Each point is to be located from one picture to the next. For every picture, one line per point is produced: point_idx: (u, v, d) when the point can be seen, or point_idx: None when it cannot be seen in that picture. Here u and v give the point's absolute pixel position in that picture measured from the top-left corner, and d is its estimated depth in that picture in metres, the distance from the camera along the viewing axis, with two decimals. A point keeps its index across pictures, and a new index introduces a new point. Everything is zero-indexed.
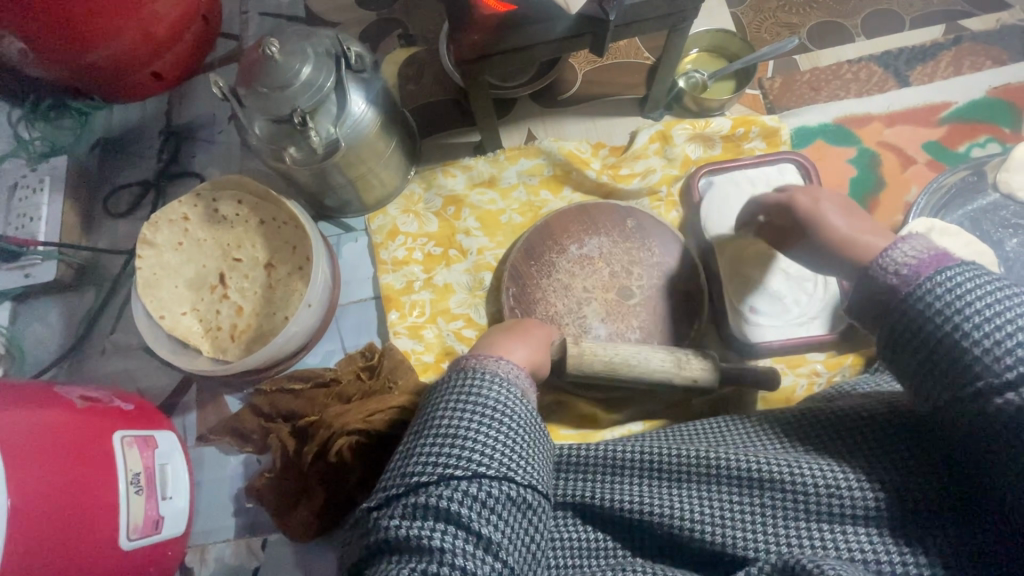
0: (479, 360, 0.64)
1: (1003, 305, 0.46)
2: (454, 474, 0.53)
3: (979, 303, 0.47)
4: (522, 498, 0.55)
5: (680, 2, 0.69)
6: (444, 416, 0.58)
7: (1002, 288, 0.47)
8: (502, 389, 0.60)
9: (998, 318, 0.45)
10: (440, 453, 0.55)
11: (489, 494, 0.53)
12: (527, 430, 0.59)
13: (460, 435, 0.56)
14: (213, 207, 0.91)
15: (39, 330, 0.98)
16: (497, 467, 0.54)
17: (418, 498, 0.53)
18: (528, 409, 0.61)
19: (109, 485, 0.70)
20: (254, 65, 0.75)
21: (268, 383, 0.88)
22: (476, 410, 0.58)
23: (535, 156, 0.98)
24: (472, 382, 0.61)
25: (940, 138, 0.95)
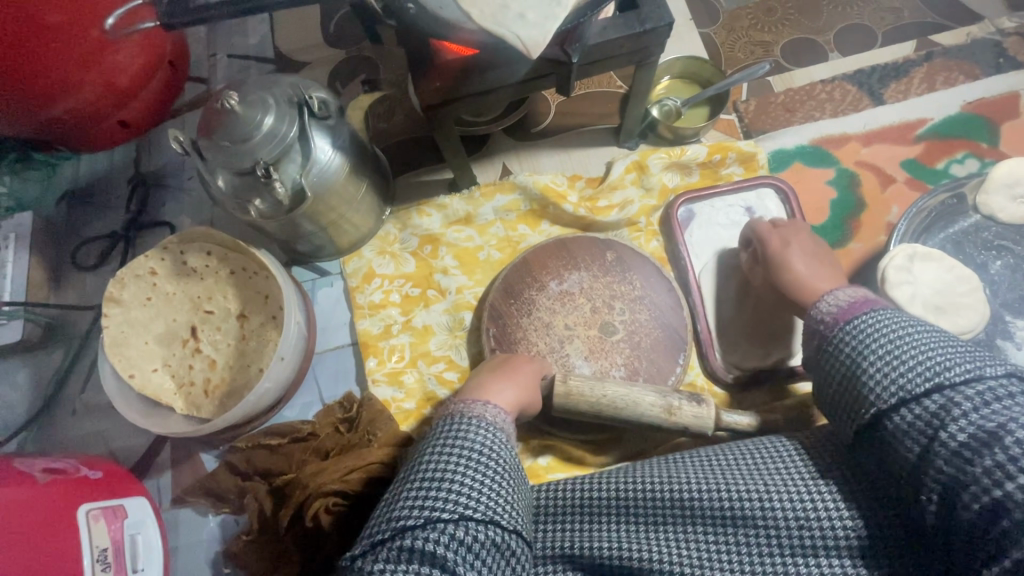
0: (463, 403, 0.62)
1: (894, 344, 0.54)
2: (443, 515, 0.50)
3: (875, 344, 0.55)
4: (508, 544, 0.52)
5: (645, 39, 0.68)
6: (429, 458, 0.56)
7: (898, 329, 0.55)
8: (488, 433, 0.58)
9: (889, 354, 0.54)
10: (427, 495, 0.52)
11: (477, 538, 0.50)
12: (513, 475, 0.56)
13: (447, 477, 0.53)
14: (181, 259, 0.89)
15: (4, 393, 0.94)
16: (485, 509, 0.51)
17: (404, 542, 0.49)
18: (513, 455, 0.58)
19: (75, 566, 0.66)
20: (214, 117, 0.73)
21: (244, 439, 0.85)
22: (464, 454, 0.55)
23: (511, 191, 0.96)
24: (459, 427, 0.58)
25: (918, 156, 0.94)
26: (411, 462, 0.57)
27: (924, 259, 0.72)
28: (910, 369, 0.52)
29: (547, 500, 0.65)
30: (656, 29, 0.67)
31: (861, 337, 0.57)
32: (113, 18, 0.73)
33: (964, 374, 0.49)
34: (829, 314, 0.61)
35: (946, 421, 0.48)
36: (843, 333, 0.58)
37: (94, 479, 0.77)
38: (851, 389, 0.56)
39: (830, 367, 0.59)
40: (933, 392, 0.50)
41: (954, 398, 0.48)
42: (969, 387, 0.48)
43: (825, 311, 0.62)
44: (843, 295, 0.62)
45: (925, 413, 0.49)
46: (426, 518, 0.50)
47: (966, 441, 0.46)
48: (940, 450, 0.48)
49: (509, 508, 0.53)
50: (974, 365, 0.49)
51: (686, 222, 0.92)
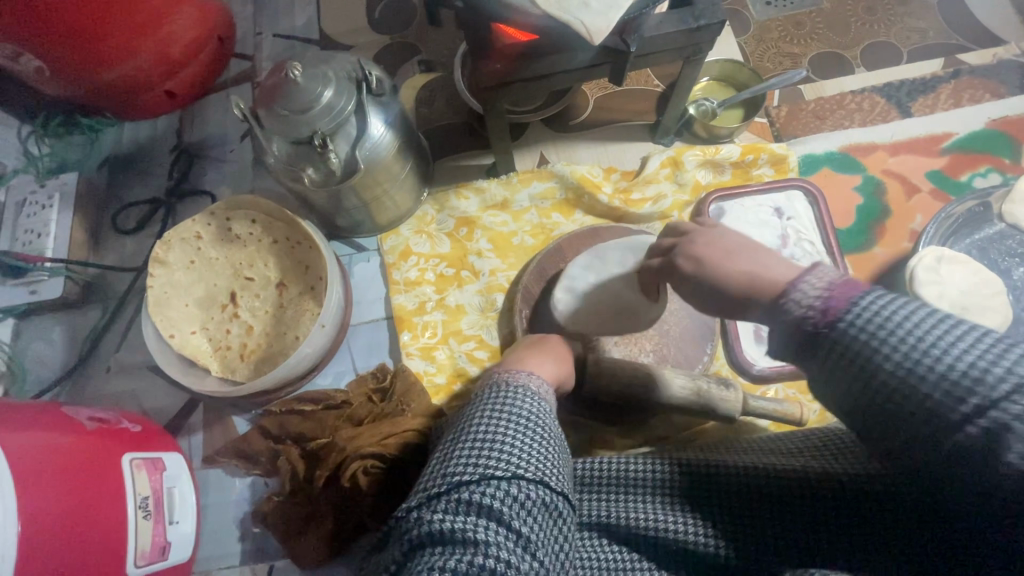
0: (508, 373, 0.65)
1: (934, 331, 0.40)
2: (497, 472, 0.52)
3: (907, 328, 0.41)
4: (556, 504, 0.53)
5: (697, 36, 0.71)
6: (478, 420, 0.57)
7: (932, 313, 0.41)
8: (534, 401, 0.60)
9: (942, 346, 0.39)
10: (479, 453, 0.53)
11: (530, 496, 0.51)
12: (558, 442, 0.58)
13: (499, 439, 0.55)
14: (226, 226, 0.91)
15: (41, 348, 0.97)
16: (535, 469, 0.53)
17: (459, 495, 0.51)
18: (557, 424, 0.60)
19: (119, 511, 0.68)
20: (276, 87, 0.76)
21: (277, 404, 0.87)
22: (511, 420, 0.57)
23: (547, 179, 0.99)
24: (505, 395, 0.60)
25: (943, 167, 0.98)
26: (458, 424, 0.59)
27: (951, 262, 0.75)
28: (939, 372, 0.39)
29: (586, 471, 0.66)
30: (709, 26, 0.70)
31: (871, 323, 0.42)
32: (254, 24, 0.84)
33: None
34: (818, 303, 0.44)
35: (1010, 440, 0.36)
36: (849, 322, 0.42)
37: (134, 431, 0.78)
38: (877, 404, 0.42)
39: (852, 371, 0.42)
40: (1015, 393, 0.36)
41: None
42: None
43: (806, 307, 0.44)
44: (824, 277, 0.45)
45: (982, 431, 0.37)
46: (480, 474, 0.51)
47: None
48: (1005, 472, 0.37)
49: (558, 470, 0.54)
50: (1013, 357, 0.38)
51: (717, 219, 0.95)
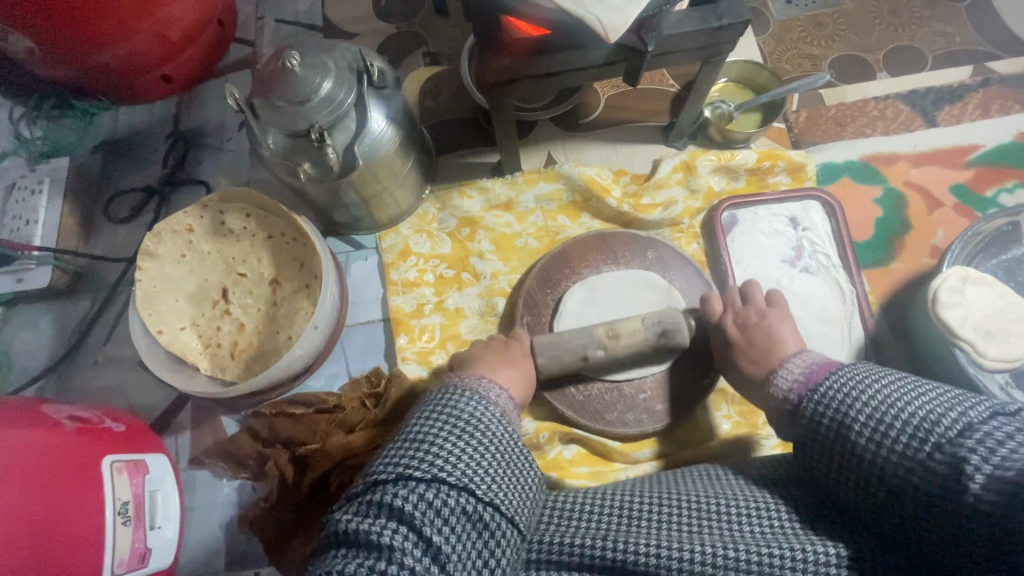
0: (464, 377, 0.63)
1: (887, 410, 0.50)
2: (415, 474, 0.50)
3: (857, 398, 0.52)
4: (480, 516, 0.50)
5: (719, 35, 0.67)
6: (415, 423, 0.57)
7: (888, 392, 0.51)
8: (480, 404, 0.58)
9: (890, 424, 0.49)
10: (402, 455, 0.52)
11: (447, 503, 0.49)
12: (504, 446, 0.56)
13: (426, 441, 0.53)
14: (220, 219, 0.88)
15: (27, 338, 0.94)
16: (458, 475, 0.51)
17: (373, 496, 0.50)
18: (508, 432, 0.57)
19: (96, 517, 0.65)
20: (273, 76, 0.73)
21: (268, 405, 0.85)
22: (450, 423, 0.56)
23: (554, 180, 0.95)
24: (453, 398, 0.59)
25: (968, 181, 0.93)
26: (404, 425, 0.59)
27: (977, 283, 0.71)
28: (906, 432, 0.48)
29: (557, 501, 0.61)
30: (733, 25, 0.65)
31: (836, 397, 0.54)
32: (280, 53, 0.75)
33: (956, 426, 0.46)
34: (796, 381, 0.60)
35: (965, 477, 0.43)
36: (814, 402, 0.55)
37: (118, 431, 0.76)
38: (846, 463, 0.51)
39: (818, 432, 0.54)
40: (934, 452, 0.46)
41: (958, 454, 0.44)
42: (968, 439, 0.44)
43: (787, 383, 0.60)
44: (802, 361, 0.62)
45: (934, 475, 0.45)
46: (397, 475, 0.50)
47: (992, 497, 0.42)
48: (970, 501, 0.43)
49: (488, 478, 0.52)
50: (959, 412, 0.47)
51: (729, 227, 0.91)
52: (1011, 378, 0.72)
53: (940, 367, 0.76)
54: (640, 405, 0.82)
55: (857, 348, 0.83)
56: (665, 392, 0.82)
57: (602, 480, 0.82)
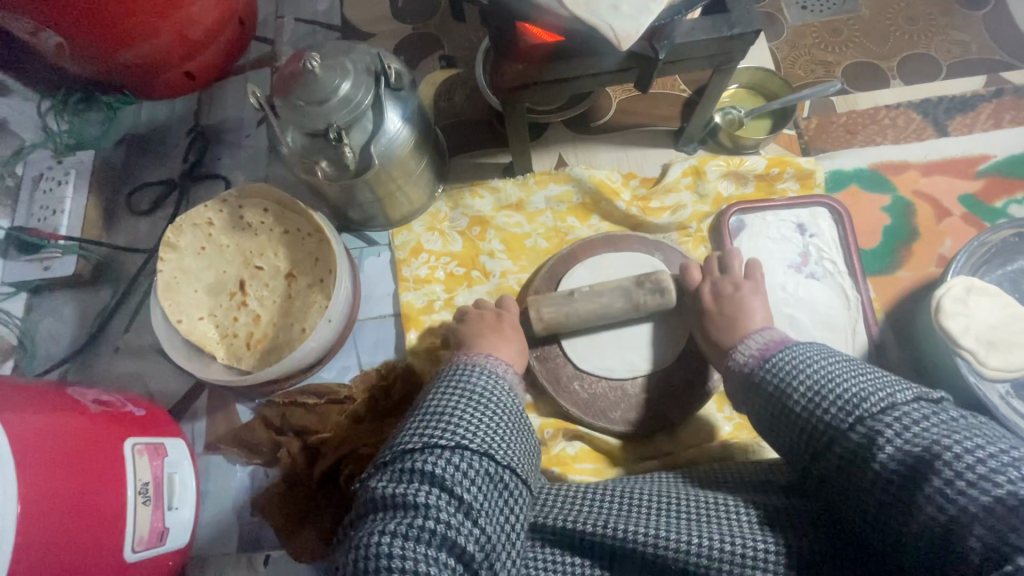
0: (468, 357, 0.69)
1: (821, 388, 0.56)
2: (440, 441, 0.54)
3: (801, 377, 0.58)
4: (501, 477, 0.54)
5: (730, 44, 0.68)
6: (435, 396, 0.61)
7: (827, 372, 0.56)
8: (489, 377, 0.64)
9: (828, 401, 0.54)
10: (427, 426, 0.56)
11: (471, 466, 0.53)
12: (510, 415, 0.60)
13: (449, 411, 0.58)
14: (238, 213, 0.91)
15: (51, 325, 0.97)
16: (481, 441, 0.55)
17: (404, 463, 0.53)
18: (513, 401, 0.63)
19: (118, 497, 0.68)
20: (294, 77, 0.75)
21: (281, 395, 0.88)
22: (464, 394, 0.61)
23: (565, 182, 0.97)
24: (463, 373, 0.64)
25: (977, 191, 0.94)
26: (419, 401, 0.63)
27: (980, 293, 0.72)
28: (836, 404, 0.53)
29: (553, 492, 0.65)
30: (744, 34, 0.67)
31: (784, 372, 0.60)
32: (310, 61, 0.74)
33: (880, 405, 0.51)
34: (753, 354, 0.65)
35: (876, 446, 0.48)
36: (767, 369, 0.62)
37: (137, 415, 0.79)
38: (789, 421, 0.57)
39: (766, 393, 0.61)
40: (856, 424, 0.51)
41: (877, 427, 0.49)
42: (886, 416, 0.49)
43: (745, 357, 0.66)
44: (762, 339, 0.67)
45: (853, 447, 0.50)
46: (424, 444, 0.54)
47: (896, 466, 0.47)
48: (876, 470, 0.48)
49: (508, 446, 0.57)
50: (887, 393, 0.51)
51: (737, 231, 0.92)
52: (1012, 388, 0.72)
53: (942, 376, 0.77)
54: (643, 406, 0.84)
55: (860, 354, 0.84)
56: (667, 392, 0.84)
57: (604, 476, 0.83)
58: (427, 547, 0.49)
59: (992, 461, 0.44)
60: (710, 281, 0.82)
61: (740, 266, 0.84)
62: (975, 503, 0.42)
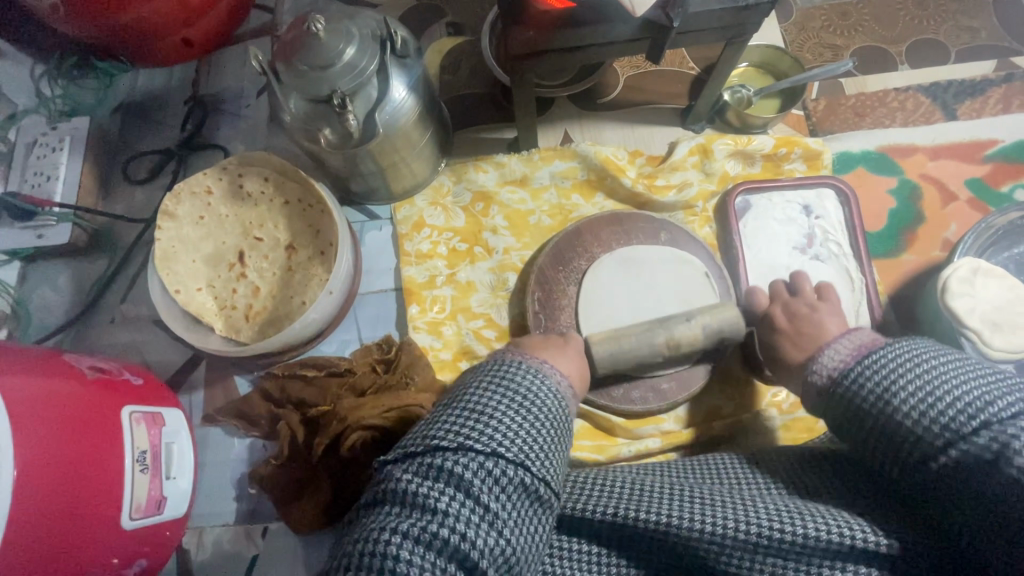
0: (519, 355, 0.64)
1: (931, 388, 0.50)
2: (474, 445, 0.52)
3: (900, 376, 0.52)
4: (534, 489, 0.53)
5: (744, 15, 0.67)
6: (475, 393, 0.58)
7: (927, 369, 0.51)
8: (538, 380, 0.60)
9: (945, 399, 0.49)
10: (465, 424, 0.54)
11: (504, 475, 0.52)
12: (554, 420, 0.58)
13: (488, 414, 0.55)
14: (238, 183, 0.89)
15: (46, 293, 0.96)
16: (516, 451, 0.53)
17: (434, 460, 0.52)
18: (560, 406, 0.59)
19: (115, 463, 0.67)
20: (297, 41, 0.73)
21: (280, 367, 0.87)
22: (507, 395, 0.58)
23: (570, 158, 0.95)
24: (508, 370, 0.60)
25: (984, 176, 0.93)
26: (458, 392, 0.60)
27: (987, 274, 0.71)
28: (953, 406, 0.49)
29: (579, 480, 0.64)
30: (759, 5, 0.65)
31: (880, 371, 0.54)
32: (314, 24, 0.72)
33: (1009, 409, 0.46)
34: (841, 360, 0.58)
35: (1011, 454, 0.44)
36: (858, 372, 0.55)
37: (136, 384, 0.78)
38: (885, 430, 0.52)
39: (848, 409, 0.55)
40: (982, 429, 0.47)
41: (1008, 434, 0.45)
42: (1020, 422, 0.45)
43: (832, 362, 0.59)
44: (851, 341, 0.60)
45: (977, 451, 0.46)
46: (457, 444, 0.52)
47: None
48: (1012, 475, 0.44)
49: (541, 457, 0.54)
50: (1013, 397, 0.47)
51: (742, 212, 0.92)
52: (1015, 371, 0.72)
53: None
54: (645, 384, 0.84)
55: None
56: (669, 370, 0.84)
57: (604, 454, 0.84)
58: (435, 555, 0.48)
59: None
60: (780, 303, 0.78)
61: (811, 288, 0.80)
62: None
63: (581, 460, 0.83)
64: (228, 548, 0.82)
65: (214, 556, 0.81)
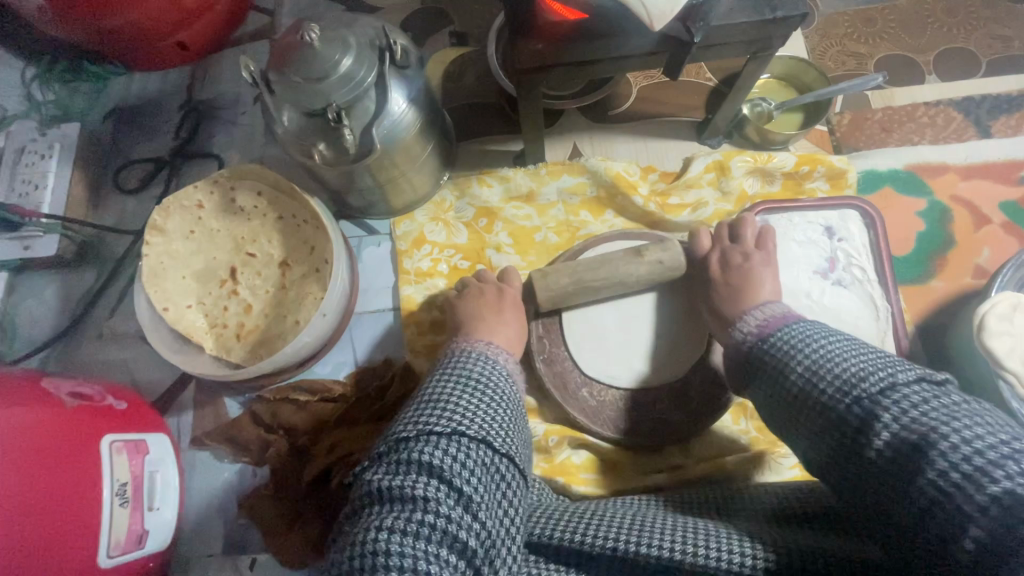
0: (468, 343, 0.67)
1: (816, 363, 0.53)
2: (438, 428, 0.50)
3: (802, 349, 0.56)
4: (500, 468, 0.50)
5: (771, 28, 0.61)
6: (431, 386, 0.58)
7: (818, 344, 0.55)
8: (488, 365, 0.62)
9: (827, 375, 0.52)
10: (426, 412, 0.52)
11: (472, 455, 0.49)
12: (509, 403, 0.57)
13: (446, 399, 0.54)
14: (230, 195, 0.85)
15: (33, 307, 0.93)
16: (478, 429, 0.51)
17: (400, 453, 0.49)
18: (511, 386, 0.60)
19: (92, 501, 0.63)
20: (290, 50, 0.69)
21: (272, 390, 0.83)
22: (461, 381, 0.58)
23: (579, 174, 0.91)
24: (462, 361, 0.62)
25: (1019, 197, 0.88)
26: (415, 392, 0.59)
27: None
28: (834, 384, 0.51)
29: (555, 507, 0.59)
30: (789, 18, 0.60)
31: (788, 344, 0.58)
32: (311, 33, 0.68)
33: (880, 385, 0.47)
34: (752, 331, 0.64)
35: (873, 433, 0.45)
36: (769, 344, 0.60)
37: (118, 409, 0.74)
38: (796, 409, 0.54)
39: (764, 366, 0.59)
40: (853, 405, 0.48)
41: (876, 411, 0.45)
42: (886, 397, 0.46)
43: (747, 329, 0.65)
44: (765, 313, 0.66)
45: (852, 431, 0.46)
46: (419, 431, 0.50)
47: (895, 449, 0.43)
48: (874, 456, 0.44)
49: (505, 434, 0.52)
50: (886, 373, 0.48)
51: None
52: None
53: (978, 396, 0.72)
54: (653, 415, 0.79)
55: None
56: (681, 403, 0.79)
57: (609, 488, 0.79)
58: (426, 542, 0.43)
59: (992, 452, 0.39)
60: (718, 249, 0.79)
61: (752, 235, 0.81)
62: (980, 494, 0.37)
63: (585, 495, 0.78)
64: None
65: None
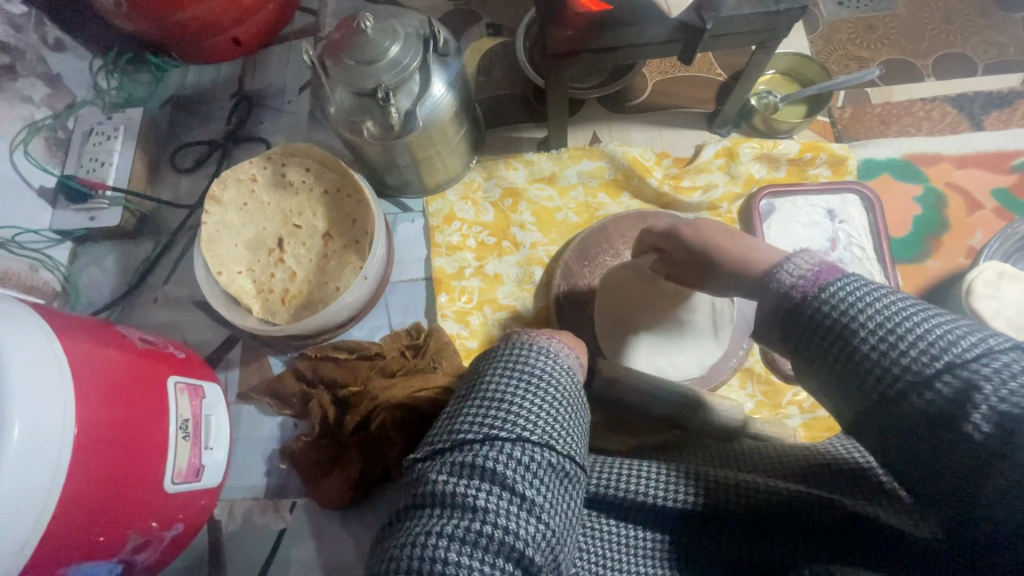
0: (530, 334, 0.61)
1: (897, 321, 0.41)
2: (502, 433, 0.48)
3: (873, 307, 0.42)
4: (564, 468, 0.49)
5: (775, 19, 0.69)
6: (490, 378, 0.55)
7: (896, 301, 0.42)
8: (549, 358, 0.56)
9: (908, 336, 0.40)
10: (487, 412, 0.51)
11: (534, 460, 0.48)
12: (572, 400, 0.54)
13: (508, 398, 0.52)
14: (281, 171, 0.94)
15: (94, 273, 1.01)
16: (541, 433, 0.49)
17: (462, 457, 0.48)
18: (574, 382, 0.56)
19: (162, 430, 0.71)
20: (347, 38, 0.78)
21: (313, 349, 0.90)
22: (521, 377, 0.54)
23: (598, 158, 0.99)
24: (521, 351, 0.57)
25: (1010, 185, 0.94)
26: (470, 382, 0.57)
27: (1013, 279, 0.72)
28: (915, 345, 0.40)
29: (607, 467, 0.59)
30: (790, 10, 0.68)
31: (854, 298, 0.44)
32: (366, 21, 0.77)
33: (974, 349, 0.38)
34: (801, 281, 0.47)
35: (971, 403, 0.36)
36: (829, 294, 0.45)
37: (178, 357, 0.82)
38: (851, 373, 0.43)
39: (815, 329, 0.45)
40: (943, 373, 0.38)
41: (974, 379, 0.37)
42: (985, 363, 0.37)
43: (792, 278, 0.48)
44: (812, 259, 0.49)
45: (941, 400, 0.38)
46: (484, 435, 0.48)
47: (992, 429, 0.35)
48: (969, 433, 0.36)
49: (568, 435, 0.51)
50: (979, 337, 0.38)
51: (766, 214, 0.93)
52: None
53: None
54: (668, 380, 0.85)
55: None
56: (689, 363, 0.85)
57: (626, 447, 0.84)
58: (484, 553, 0.43)
59: None
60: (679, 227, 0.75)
61: None
62: None
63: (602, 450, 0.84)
64: (257, 521, 0.84)
65: (243, 529, 0.84)
